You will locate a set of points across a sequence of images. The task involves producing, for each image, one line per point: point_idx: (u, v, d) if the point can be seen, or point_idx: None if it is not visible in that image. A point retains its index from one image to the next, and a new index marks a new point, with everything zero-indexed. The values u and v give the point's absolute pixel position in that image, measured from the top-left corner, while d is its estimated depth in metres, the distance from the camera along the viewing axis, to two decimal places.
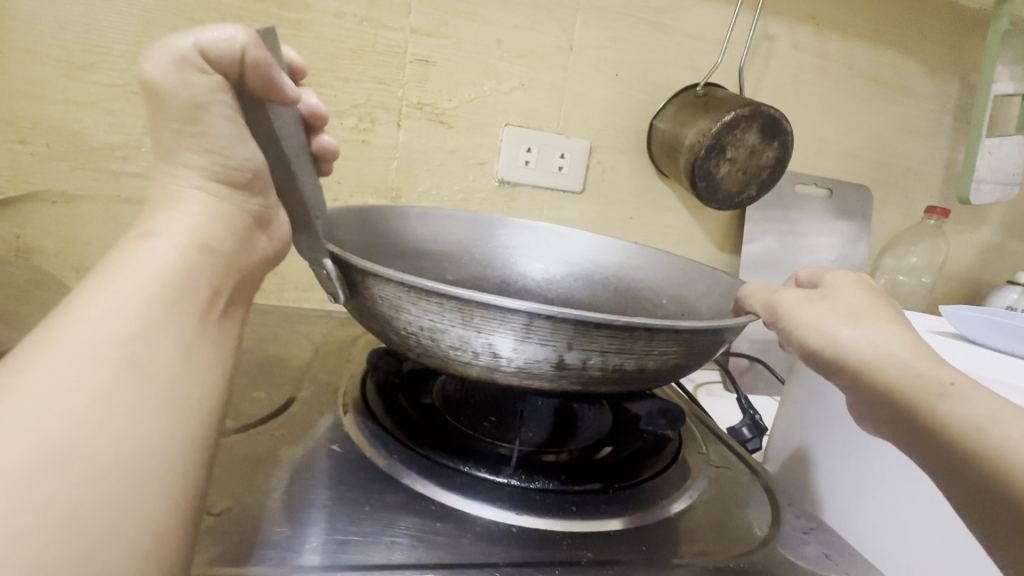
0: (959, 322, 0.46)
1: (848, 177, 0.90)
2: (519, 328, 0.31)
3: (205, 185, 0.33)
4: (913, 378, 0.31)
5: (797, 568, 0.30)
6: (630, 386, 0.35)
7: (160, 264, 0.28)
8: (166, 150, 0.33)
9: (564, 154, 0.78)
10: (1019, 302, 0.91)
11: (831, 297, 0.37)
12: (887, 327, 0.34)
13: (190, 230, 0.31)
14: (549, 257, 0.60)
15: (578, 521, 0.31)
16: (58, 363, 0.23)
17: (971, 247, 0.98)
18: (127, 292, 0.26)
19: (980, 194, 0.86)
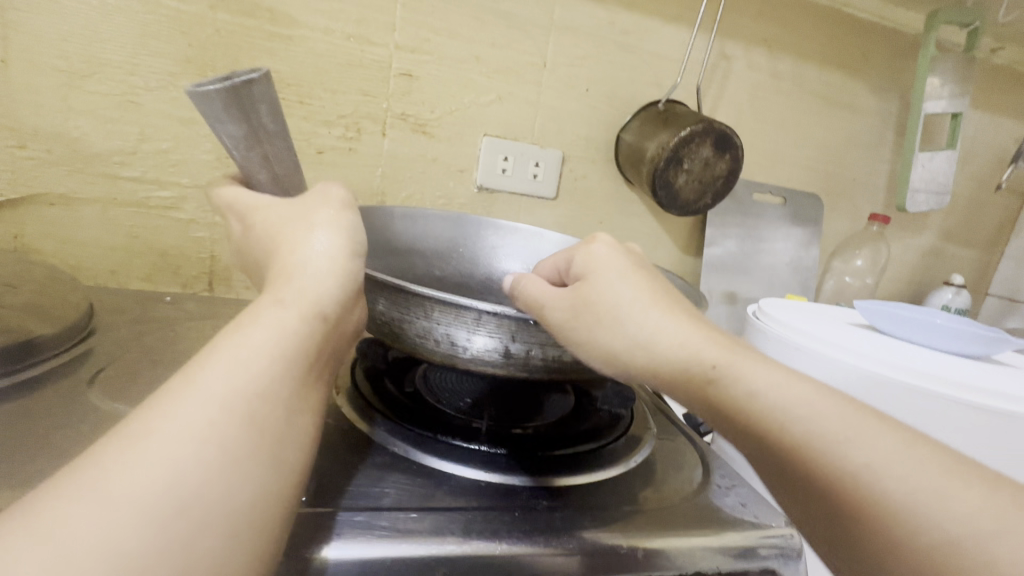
0: (870, 314, 0.53)
1: (800, 186, 0.98)
2: (469, 320, 0.36)
3: (330, 252, 0.33)
4: (686, 369, 0.33)
5: (717, 512, 0.37)
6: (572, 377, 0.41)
7: (283, 328, 0.30)
8: (303, 221, 0.34)
9: (539, 162, 0.84)
10: (953, 301, 1.00)
11: (588, 287, 0.36)
12: (649, 317, 0.34)
13: (315, 291, 0.31)
14: (531, 258, 0.65)
15: (538, 478, 0.37)
16: (195, 412, 0.26)
17: (913, 252, 1.06)
18: (255, 353, 0.29)
19: (916, 203, 0.95)
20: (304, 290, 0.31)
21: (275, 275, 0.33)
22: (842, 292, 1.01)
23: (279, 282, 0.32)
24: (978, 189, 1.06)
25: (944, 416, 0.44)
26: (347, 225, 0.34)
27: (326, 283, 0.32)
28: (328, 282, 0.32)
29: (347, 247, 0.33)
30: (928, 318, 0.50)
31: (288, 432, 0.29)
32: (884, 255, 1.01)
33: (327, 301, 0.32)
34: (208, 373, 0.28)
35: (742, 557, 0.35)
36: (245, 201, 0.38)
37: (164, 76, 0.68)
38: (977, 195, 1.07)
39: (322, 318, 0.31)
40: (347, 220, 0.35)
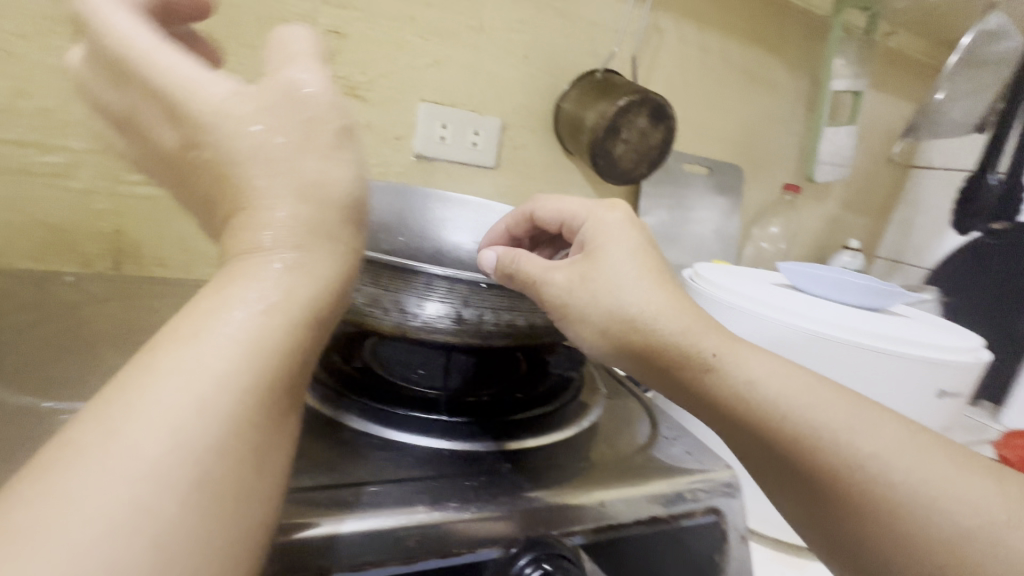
0: (791, 274, 0.59)
1: (724, 158, 1.04)
2: (419, 287, 0.36)
3: (324, 222, 0.28)
4: (685, 357, 0.34)
5: (664, 462, 0.40)
6: (525, 340, 0.41)
7: (242, 340, 0.24)
8: (282, 149, 0.27)
9: (478, 131, 0.83)
10: (850, 263, 1.11)
11: (592, 262, 0.37)
12: (649, 298, 0.35)
13: (284, 291, 0.26)
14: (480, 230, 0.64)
15: (499, 443, 0.38)
16: (129, 465, 0.20)
17: (819, 219, 1.17)
18: (210, 379, 0.23)
19: (822, 173, 1.06)
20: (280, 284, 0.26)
21: (240, 242, 0.27)
22: (758, 257, 1.10)
23: (246, 267, 0.26)
24: (872, 162, 1.18)
25: (854, 362, 0.49)
26: (343, 175, 0.28)
27: (298, 280, 0.26)
28: (297, 278, 0.26)
29: (340, 214, 0.28)
30: (842, 276, 0.55)
31: (255, 482, 0.24)
32: (794, 222, 1.11)
33: (303, 305, 0.26)
34: (145, 401, 0.22)
35: (674, 504, 0.37)
36: (181, 84, 0.28)
37: (42, 20, 0.58)
38: (870, 168, 1.19)
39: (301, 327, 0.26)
40: (344, 168, 0.28)
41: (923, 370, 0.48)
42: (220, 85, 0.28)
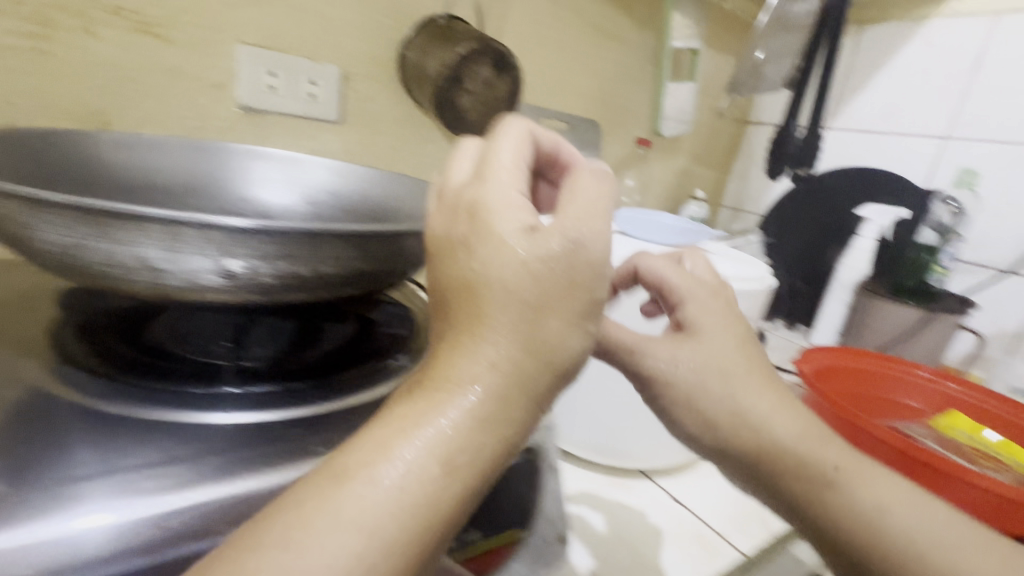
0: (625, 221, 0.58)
1: (581, 114, 1.06)
2: (161, 236, 0.28)
3: (521, 391, 0.26)
4: (808, 466, 0.38)
5: None
6: (354, 288, 0.38)
7: (410, 494, 0.23)
8: (518, 309, 0.26)
9: (314, 81, 0.75)
10: (696, 213, 1.22)
11: (699, 342, 0.41)
12: (769, 411, 0.40)
13: (452, 435, 0.25)
14: (289, 186, 0.58)
15: (296, 408, 0.36)
16: None
17: (671, 172, 1.26)
18: (381, 523, 0.23)
19: (668, 129, 1.15)
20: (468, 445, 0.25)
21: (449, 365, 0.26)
22: None
23: (430, 397, 0.25)
24: (713, 117, 1.29)
25: None
26: (574, 344, 0.27)
27: (480, 439, 0.25)
28: (483, 436, 0.25)
29: (544, 377, 0.26)
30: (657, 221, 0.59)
31: None
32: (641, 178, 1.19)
33: (479, 469, 0.25)
34: (319, 525, 0.22)
35: None
36: (476, 263, 0.26)
37: None
38: (712, 123, 1.29)
39: (474, 493, 0.25)
40: (576, 335, 0.27)
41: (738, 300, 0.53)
42: (514, 249, 0.26)
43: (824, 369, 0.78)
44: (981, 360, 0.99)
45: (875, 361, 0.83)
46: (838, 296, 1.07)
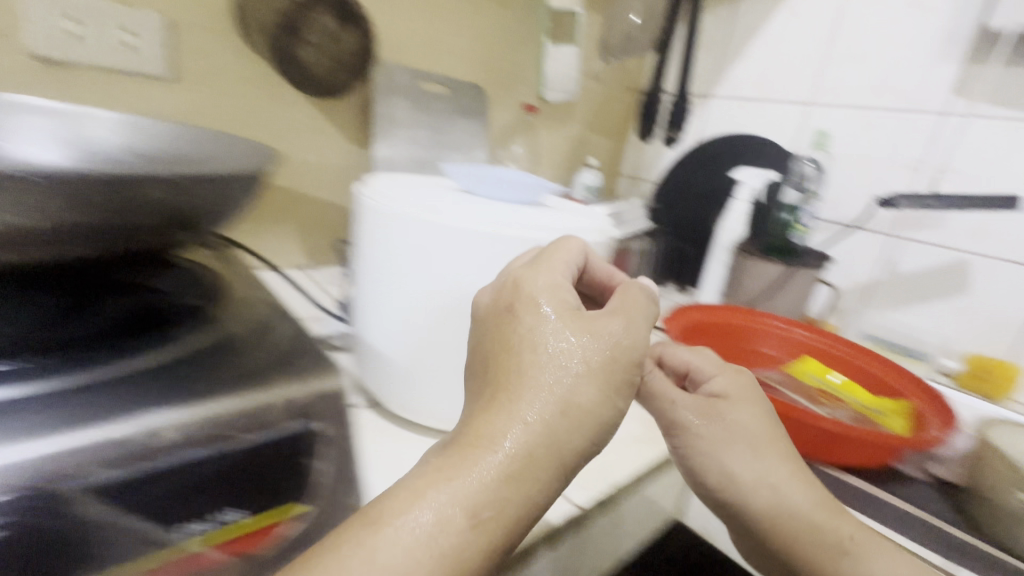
0: (461, 177, 0.55)
1: (464, 78, 1.02)
2: None
3: (541, 460, 0.36)
4: (822, 537, 0.51)
5: (250, 379, 0.41)
6: (75, 238, 0.36)
7: (451, 522, 0.33)
8: (556, 399, 0.37)
9: (131, 28, 0.66)
10: (589, 180, 1.22)
11: (725, 406, 0.56)
12: (794, 490, 0.53)
13: (485, 475, 0.34)
14: (45, 137, 0.51)
15: (29, 381, 0.35)
16: None
17: (566, 141, 1.26)
18: (414, 561, 0.31)
19: (553, 93, 1.12)
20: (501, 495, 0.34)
21: (493, 426, 0.36)
22: None
23: (489, 433, 0.36)
24: (606, 85, 1.29)
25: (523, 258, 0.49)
26: (593, 409, 0.38)
27: (503, 493, 0.34)
28: (506, 490, 0.34)
29: (570, 443, 0.37)
30: (497, 172, 0.55)
31: None
32: (531, 147, 1.18)
33: (501, 519, 0.34)
34: (388, 535, 0.32)
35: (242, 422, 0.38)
36: (556, 354, 0.38)
37: None
38: (605, 92, 1.30)
39: (492, 540, 0.34)
40: (604, 408, 0.38)
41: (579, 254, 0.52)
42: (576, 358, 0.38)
43: (693, 326, 0.82)
44: (837, 310, 1.08)
45: (739, 316, 0.88)
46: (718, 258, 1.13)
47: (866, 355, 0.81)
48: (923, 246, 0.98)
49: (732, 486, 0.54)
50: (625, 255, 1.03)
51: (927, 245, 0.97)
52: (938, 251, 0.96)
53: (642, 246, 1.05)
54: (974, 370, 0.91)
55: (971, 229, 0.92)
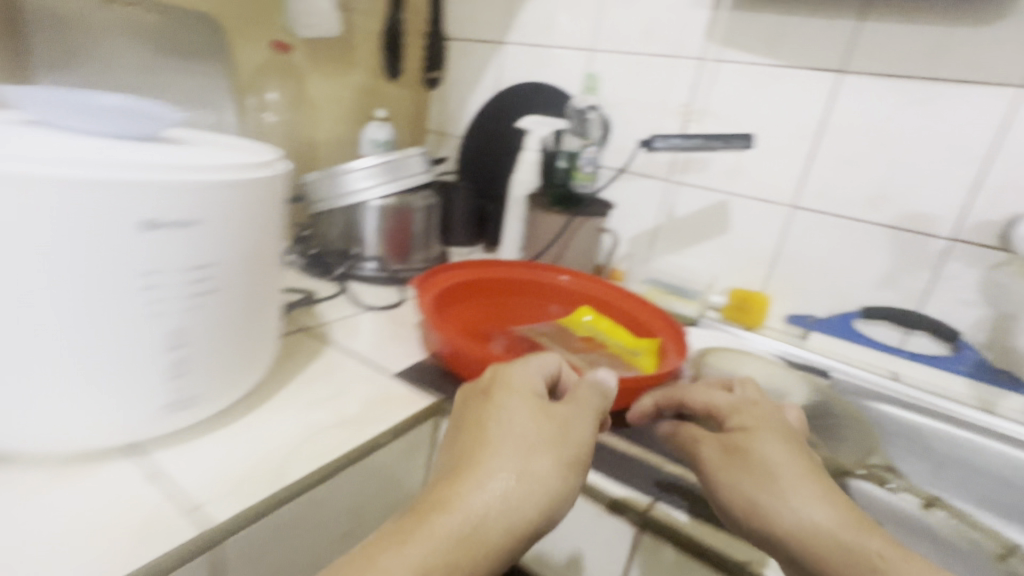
0: (37, 104, 0.39)
1: (182, 3, 0.81)
2: None
3: (492, 535, 0.40)
4: (853, 560, 0.39)
5: None
6: None
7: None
8: (514, 475, 0.42)
9: None
10: (376, 136, 1.09)
11: (747, 433, 0.47)
12: (811, 505, 0.42)
13: (444, 533, 0.38)
14: None
15: None
16: None
17: (348, 90, 1.11)
18: None
19: (309, 26, 0.96)
20: (450, 569, 0.37)
21: (457, 494, 0.41)
22: (261, 131, 0.99)
23: (453, 494, 0.41)
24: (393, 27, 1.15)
25: (101, 210, 0.35)
26: (554, 493, 0.43)
27: (452, 554, 0.38)
28: (452, 554, 0.38)
29: (527, 518, 0.41)
30: (88, 98, 0.39)
31: None
32: (293, 95, 1.02)
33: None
34: None
35: None
36: (518, 441, 0.44)
37: None
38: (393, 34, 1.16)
39: None
40: (561, 493, 0.44)
41: (193, 200, 0.39)
42: (545, 446, 0.44)
43: (457, 285, 0.76)
44: (628, 257, 1.11)
45: (517, 272, 0.84)
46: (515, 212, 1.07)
47: (634, 301, 0.80)
48: (693, 189, 1.02)
49: (757, 519, 0.43)
50: (406, 213, 0.93)
51: (696, 187, 1.01)
52: (705, 192, 1.01)
53: (429, 202, 0.96)
54: (735, 302, 0.98)
55: (728, 169, 0.98)
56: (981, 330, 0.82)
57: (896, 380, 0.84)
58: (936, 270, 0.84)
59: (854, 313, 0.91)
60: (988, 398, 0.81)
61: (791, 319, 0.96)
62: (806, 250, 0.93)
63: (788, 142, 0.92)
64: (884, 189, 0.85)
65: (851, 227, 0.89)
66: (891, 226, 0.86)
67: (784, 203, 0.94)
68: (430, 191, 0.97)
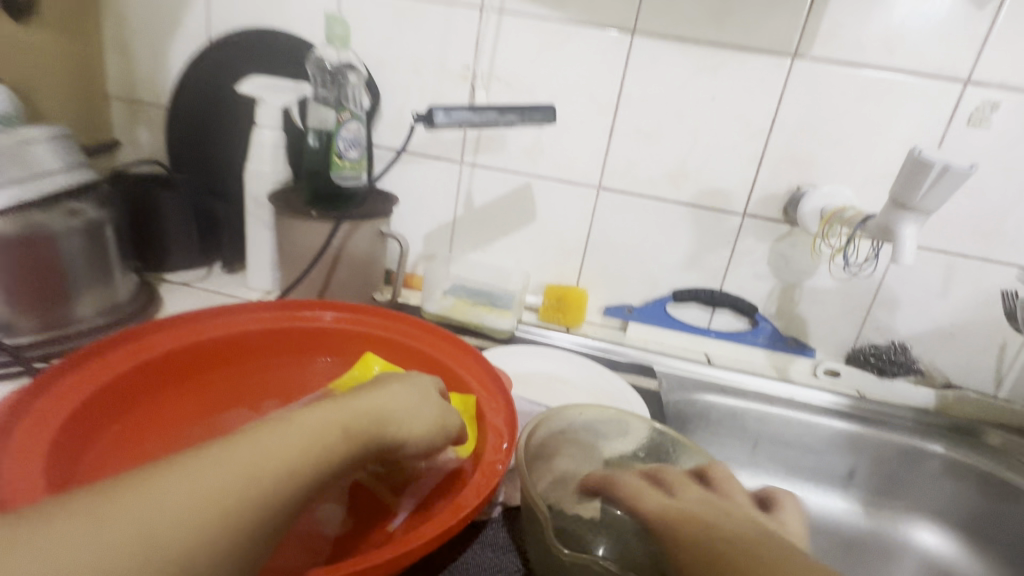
0: None
1: None
2: None
3: (400, 410, 0.42)
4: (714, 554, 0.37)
5: None
6: None
7: (311, 425, 0.37)
8: (418, 386, 0.45)
9: None
10: None
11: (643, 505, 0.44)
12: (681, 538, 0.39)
13: (357, 399, 0.40)
14: None
15: None
16: (199, 480, 0.31)
17: None
18: (274, 445, 0.34)
19: None
20: (361, 419, 0.39)
21: (371, 384, 0.43)
22: None
23: (366, 386, 0.43)
24: None
25: None
26: (437, 431, 0.43)
27: (362, 412, 0.39)
28: (361, 411, 0.39)
29: (431, 418, 0.43)
30: None
31: (224, 534, 0.30)
32: None
33: (355, 442, 0.38)
34: (259, 433, 0.35)
35: None
36: (416, 382, 0.45)
37: None
38: None
39: (340, 458, 0.37)
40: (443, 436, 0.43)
41: None
42: (424, 403, 0.44)
43: (116, 385, 0.49)
44: (425, 257, 0.90)
45: (239, 329, 0.57)
46: (256, 217, 0.75)
47: (424, 328, 0.60)
48: (490, 172, 0.84)
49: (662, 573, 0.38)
50: (43, 242, 0.54)
51: (492, 170, 0.84)
52: (503, 175, 0.84)
53: (93, 216, 0.58)
54: (551, 300, 0.85)
55: (526, 147, 0.82)
56: (771, 301, 0.84)
57: (710, 363, 0.82)
58: (732, 247, 0.82)
59: (666, 297, 0.86)
60: (782, 365, 0.84)
61: (608, 311, 0.87)
62: (615, 235, 0.84)
63: (587, 113, 0.79)
64: (683, 165, 0.80)
65: (656, 207, 0.82)
66: (690, 204, 0.81)
67: (589, 183, 0.82)
68: (92, 197, 0.59)
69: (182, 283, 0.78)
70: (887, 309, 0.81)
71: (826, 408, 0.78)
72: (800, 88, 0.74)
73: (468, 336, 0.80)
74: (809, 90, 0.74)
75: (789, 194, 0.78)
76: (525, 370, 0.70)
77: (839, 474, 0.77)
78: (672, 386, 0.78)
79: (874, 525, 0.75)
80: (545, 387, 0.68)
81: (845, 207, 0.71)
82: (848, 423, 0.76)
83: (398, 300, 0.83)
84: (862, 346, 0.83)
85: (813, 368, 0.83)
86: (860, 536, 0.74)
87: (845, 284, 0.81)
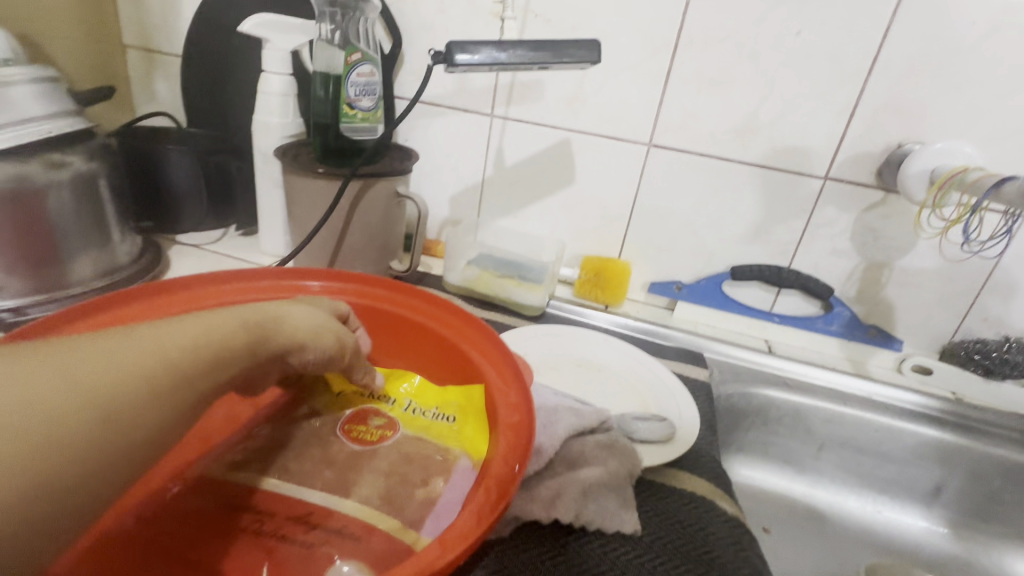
0: None
1: None
2: None
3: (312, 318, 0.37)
4: None
5: None
6: None
7: (210, 322, 0.30)
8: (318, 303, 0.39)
9: None
10: None
11: None
12: None
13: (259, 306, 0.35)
14: None
15: None
16: (67, 374, 0.25)
17: None
18: (169, 342, 0.28)
19: None
20: (266, 321, 0.33)
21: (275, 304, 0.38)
22: None
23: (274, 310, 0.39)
24: None
25: None
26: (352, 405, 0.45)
27: (265, 316, 0.34)
28: (263, 314, 0.34)
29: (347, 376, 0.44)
30: None
31: (107, 432, 0.25)
32: None
33: (260, 347, 0.33)
34: (145, 330, 0.28)
35: None
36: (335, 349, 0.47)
37: None
38: None
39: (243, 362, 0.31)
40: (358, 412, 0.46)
41: None
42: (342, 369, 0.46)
43: None
44: (450, 223, 0.81)
45: (229, 301, 0.50)
46: (265, 174, 0.69)
47: (432, 301, 0.52)
48: (523, 127, 0.74)
49: None
50: (32, 199, 0.50)
51: (526, 123, 0.74)
52: (539, 129, 0.73)
53: (80, 168, 0.53)
54: (589, 274, 0.75)
55: (565, 97, 0.71)
56: (851, 282, 0.71)
57: (771, 352, 0.71)
58: (808, 216, 0.69)
59: (722, 274, 0.75)
60: (859, 358, 0.71)
61: (653, 288, 0.77)
62: (667, 201, 0.73)
63: (638, 56, 0.67)
64: (754, 118, 0.67)
65: (719, 169, 0.70)
66: (760, 164, 0.68)
67: (638, 140, 0.71)
68: (80, 148, 0.54)
69: (193, 245, 0.74)
70: (1001, 297, 0.66)
71: (913, 413, 0.65)
72: (915, 17, 0.59)
73: (492, 311, 0.72)
74: (927, 21, 0.58)
75: (886, 153, 0.64)
76: (553, 353, 0.62)
77: (923, 488, 0.66)
78: (725, 377, 0.67)
79: (961, 550, 0.65)
80: (575, 373, 0.59)
81: (966, 169, 0.57)
82: (940, 431, 0.64)
83: (418, 269, 0.75)
84: (962, 340, 0.69)
85: (896, 364, 0.70)
86: (943, 561, 0.64)
87: (949, 265, 0.67)
